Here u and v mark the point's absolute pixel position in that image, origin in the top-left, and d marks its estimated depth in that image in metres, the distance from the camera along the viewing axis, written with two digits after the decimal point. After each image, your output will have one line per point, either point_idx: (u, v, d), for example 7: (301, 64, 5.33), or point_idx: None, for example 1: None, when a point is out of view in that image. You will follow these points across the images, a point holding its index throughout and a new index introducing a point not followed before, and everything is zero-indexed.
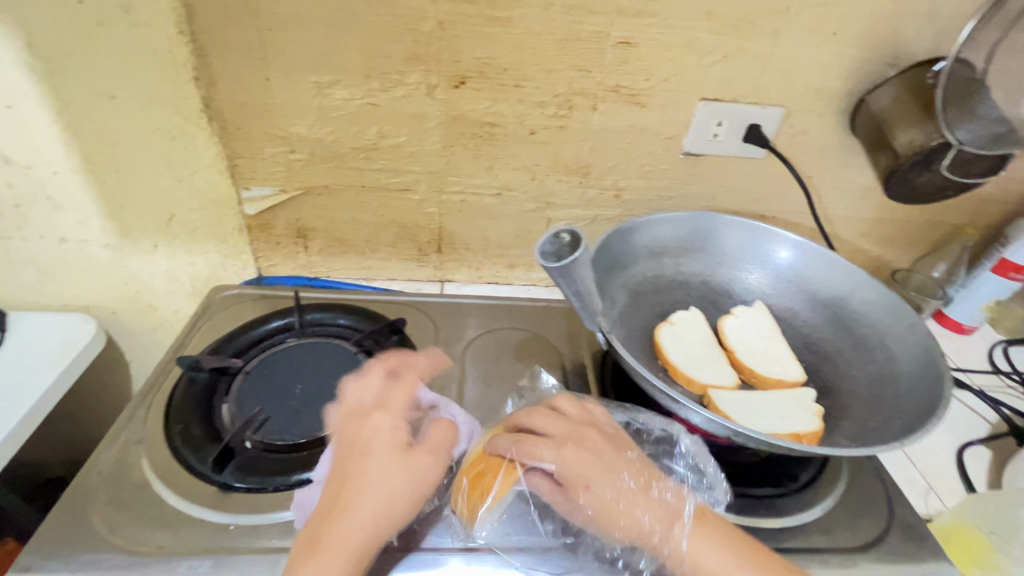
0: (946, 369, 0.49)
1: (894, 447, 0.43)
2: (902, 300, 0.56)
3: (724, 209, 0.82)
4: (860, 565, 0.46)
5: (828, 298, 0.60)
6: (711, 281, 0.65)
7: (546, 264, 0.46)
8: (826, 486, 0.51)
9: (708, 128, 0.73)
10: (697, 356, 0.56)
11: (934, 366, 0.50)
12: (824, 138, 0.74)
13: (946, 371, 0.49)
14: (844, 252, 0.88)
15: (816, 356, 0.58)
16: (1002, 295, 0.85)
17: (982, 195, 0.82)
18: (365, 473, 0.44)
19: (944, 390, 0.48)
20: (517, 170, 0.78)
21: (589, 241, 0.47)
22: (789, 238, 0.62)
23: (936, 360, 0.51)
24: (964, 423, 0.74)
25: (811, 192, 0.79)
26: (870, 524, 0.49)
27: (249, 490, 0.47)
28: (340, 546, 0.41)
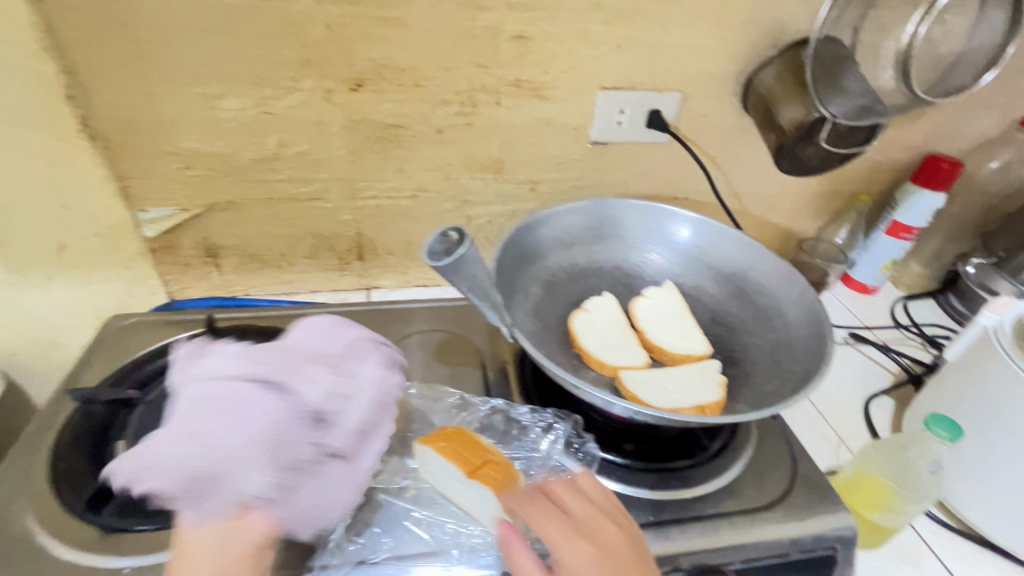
0: (830, 328, 0.52)
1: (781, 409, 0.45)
2: (791, 268, 0.59)
3: (639, 193, 0.84)
4: (764, 523, 0.47)
5: (729, 272, 0.63)
6: (620, 264, 0.66)
7: (433, 263, 0.46)
8: (736, 452, 0.53)
9: (612, 116, 0.75)
10: (610, 340, 0.58)
11: (820, 327, 0.53)
12: (722, 119, 0.78)
13: (831, 331, 0.52)
14: (755, 226, 0.92)
15: (722, 328, 0.61)
16: (896, 254, 0.92)
17: (870, 163, 0.88)
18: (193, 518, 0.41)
19: (827, 348, 0.51)
20: (429, 170, 0.77)
21: (473, 237, 0.46)
22: (688, 217, 0.64)
23: (823, 320, 0.53)
24: (869, 377, 0.80)
25: (716, 172, 0.83)
26: (775, 483, 0.51)
27: (147, 529, 0.45)
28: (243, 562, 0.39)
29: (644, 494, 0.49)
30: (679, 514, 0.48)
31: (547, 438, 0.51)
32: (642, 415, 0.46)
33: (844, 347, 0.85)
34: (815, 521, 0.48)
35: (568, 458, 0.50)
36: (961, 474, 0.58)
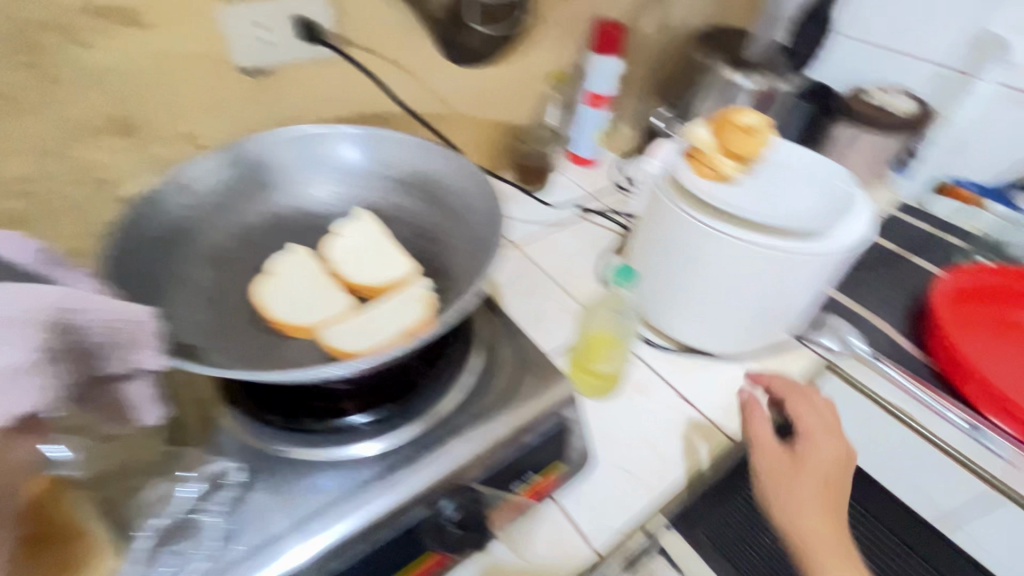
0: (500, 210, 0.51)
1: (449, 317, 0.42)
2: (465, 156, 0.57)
3: (332, 120, 0.74)
4: (489, 425, 0.47)
5: (414, 179, 0.59)
6: (304, 207, 0.58)
7: None
8: (462, 366, 0.52)
9: (251, 34, 0.62)
10: (304, 296, 0.50)
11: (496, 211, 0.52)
12: (387, 16, 0.69)
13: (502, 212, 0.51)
14: (472, 126, 0.90)
15: (427, 241, 0.57)
16: (602, 124, 0.99)
17: (554, 39, 0.89)
18: None
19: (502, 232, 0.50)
20: (18, 152, 0.56)
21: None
22: (349, 132, 0.58)
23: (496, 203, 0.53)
24: (599, 242, 0.87)
25: (406, 78, 0.76)
26: (502, 380, 0.52)
27: None
28: None
29: (370, 447, 0.45)
30: (407, 452, 0.45)
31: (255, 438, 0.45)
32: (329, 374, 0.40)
33: (578, 222, 0.91)
34: (537, 402, 0.49)
35: (284, 446, 0.45)
36: (666, 304, 0.67)
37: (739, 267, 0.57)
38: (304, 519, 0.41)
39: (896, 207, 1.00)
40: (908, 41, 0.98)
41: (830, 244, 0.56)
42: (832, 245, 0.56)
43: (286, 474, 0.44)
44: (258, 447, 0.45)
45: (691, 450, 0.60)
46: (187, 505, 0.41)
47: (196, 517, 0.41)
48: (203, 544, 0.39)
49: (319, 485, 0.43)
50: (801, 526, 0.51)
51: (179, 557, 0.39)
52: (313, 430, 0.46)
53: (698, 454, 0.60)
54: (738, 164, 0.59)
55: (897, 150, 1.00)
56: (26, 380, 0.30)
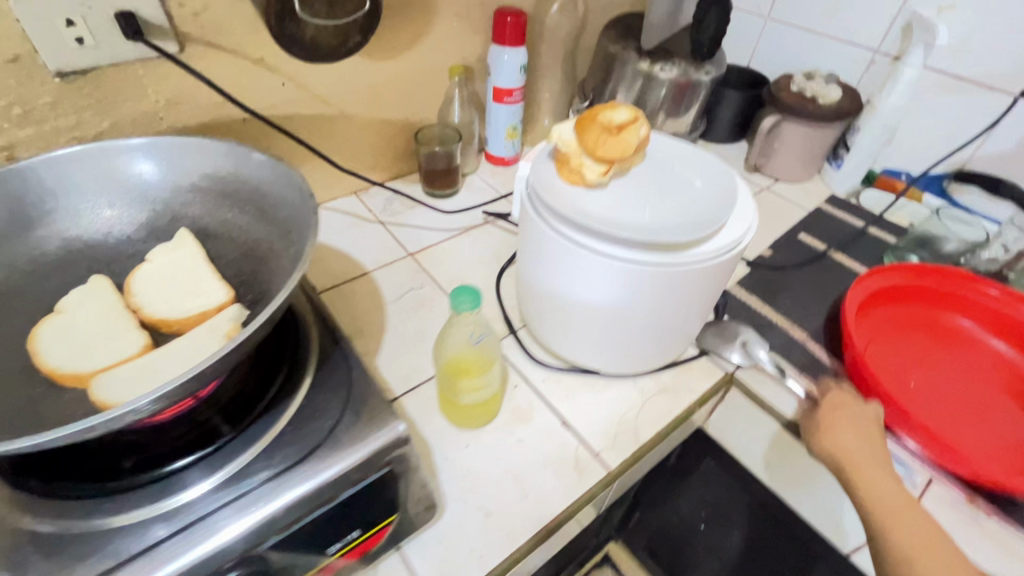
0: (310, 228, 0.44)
1: (204, 363, 0.35)
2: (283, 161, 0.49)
3: (185, 126, 0.67)
4: (293, 479, 0.42)
5: (235, 190, 0.52)
6: (106, 235, 0.52)
7: None
8: (278, 407, 0.46)
9: (58, 33, 0.54)
10: (88, 337, 0.44)
11: (308, 227, 0.46)
12: (234, 8, 0.62)
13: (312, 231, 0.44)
14: (365, 127, 0.83)
15: (255, 261, 0.51)
16: (514, 120, 0.92)
17: (452, 30, 0.81)
18: None
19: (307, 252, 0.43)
20: None
21: None
22: (147, 142, 0.50)
23: (309, 217, 0.46)
24: (502, 249, 0.81)
25: (271, 77, 0.69)
26: (323, 422, 0.45)
27: None
28: None
29: (144, 513, 0.39)
30: (191, 517, 0.39)
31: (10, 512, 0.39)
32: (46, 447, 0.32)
33: (484, 228, 0.85)
34: (357, 448, 0.44)
35: (43, 517, 0.39)
36: (548, 319, 0.61)
37: (620, 281, 0.51)
38: None
39: (828, 202, 0.95)
40: (835, 25, 0.92)
41: (701, 254, 0.50)
42: (704, 255, 0.49)
43: (39, 549, 0.37)
44: (11, 520, 0.39)
45: (565, 486, 0.54)
46: None
47: None
48: None
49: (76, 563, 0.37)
50: (841, 458, 0.55)
51: None
52: (77, 496, 0.39)
53: (572, 491, 0.54)
54: (607, 168, 0.51)
55: (829, 141, 0.94)
56: None
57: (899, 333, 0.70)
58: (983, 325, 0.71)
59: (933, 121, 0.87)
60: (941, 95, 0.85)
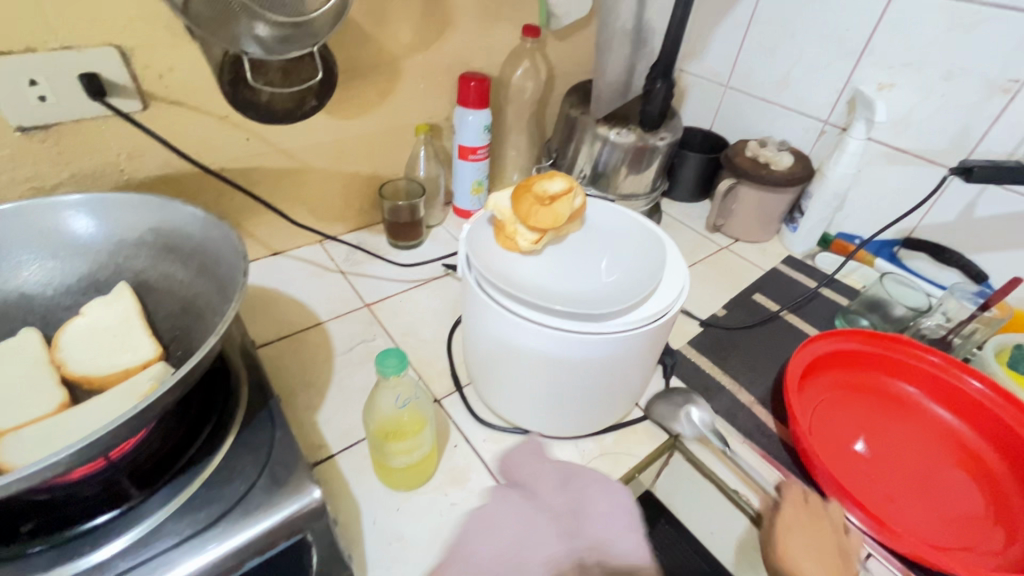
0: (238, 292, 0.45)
1: (97, 430, 0.35)
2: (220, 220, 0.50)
3: (146, 177, 0.69)
4: (197, 548, 0.41)
5: (174, 244, 0.53)
6: (37, 285, 0.51)
7: None
8: (194, 467, 0.45)
9: (23, 91, 0.56)
10: (7, 395, 0.44)
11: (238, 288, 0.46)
12: (200, 70, 0.65)
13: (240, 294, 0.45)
14: (330, 180, 0.85)
15: (192, 316, 0.52)
16: (479, 176, 0.95)
17: (418, 91, 0.86)
18: None
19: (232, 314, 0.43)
20: None
21: None
22: (84, 198, 0.51)
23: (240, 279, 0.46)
24: (459, 302, 0.82)
25: (236, 133, 0.72)
26: (237, 484, 0.45)
27: None
28: None
29: None
30: None
31: None
32: None
33: (443, 280, 0.86)
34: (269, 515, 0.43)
35: None
36: (488, 379, 0.61)
37: (547, 348, 0.51)
38: None
39: (785, 263, 0.97)
40: (788, 95, 0.97)
41: (625, 322, 0.50)
42: (627, 324, 0.50)
43: None
44: None
45: None
46: None
47: None
48: None
49: None
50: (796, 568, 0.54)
51: None
52: None
53: None
54: (539, 236, 0.54)
55: (785, 205, 0.97)
56: None
57: (843, 399, 0.70)
58: (929, 394, 0.71)
59: (882, 189, 0.91)
60: (888, 166, 0.89)
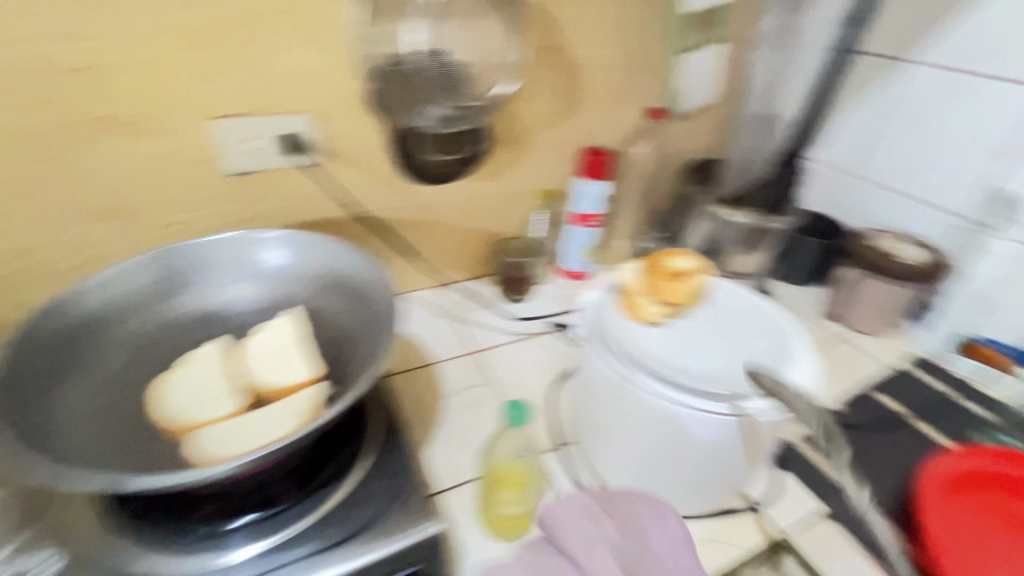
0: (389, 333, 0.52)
1: (282, 438, 0.42)
2: (378, 265, 0.59)
3: (311, 221, 0.80)
4: (332, 560, 0.46)
5: (335, 280, 0.62)
6: (228, 298, 0.61)
7: None
8: (332, 484, 0.50)
9: (240, 145, 0.70)
10: (198, 396, 0.52)
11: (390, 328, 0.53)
12: (369, 135, 0.77)
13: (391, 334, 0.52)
14: (455, 234, 0.94)
15: (339, 342, 0.59)
16: (588, 241, 0.98)
17: (542, 161, 0.93)
18: None
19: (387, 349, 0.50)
20: (23, 229, 0.65)
21: None
22: (276, 236, 0.62)
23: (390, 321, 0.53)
24: (558, 361, 0.84)
25: (387, 188, 0.82)
26: (365, 509, 0.49)
27: None
28: None
29: (205, 563, 0.45)
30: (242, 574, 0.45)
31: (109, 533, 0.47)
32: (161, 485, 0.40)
33: (547, 337, 0.88)
34: (393, 540, 0.47)
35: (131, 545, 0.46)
36: (596, 443, 0.62)
37: (659, 418, 0.52)
38: None
39: (915, 362, 0.89)
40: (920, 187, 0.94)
41: (754, 410, 0.50)
42: (756, 409, 0.50)
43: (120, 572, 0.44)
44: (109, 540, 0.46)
45: None
46: None
47: None
48: None
49: None
50: None
51: None
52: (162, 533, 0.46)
53: None
54: (666, 310, 0.58)
55: (914, 300, 0.91)
56: None
57: (995, 530, 0.61)
58: None
59: None
60: None
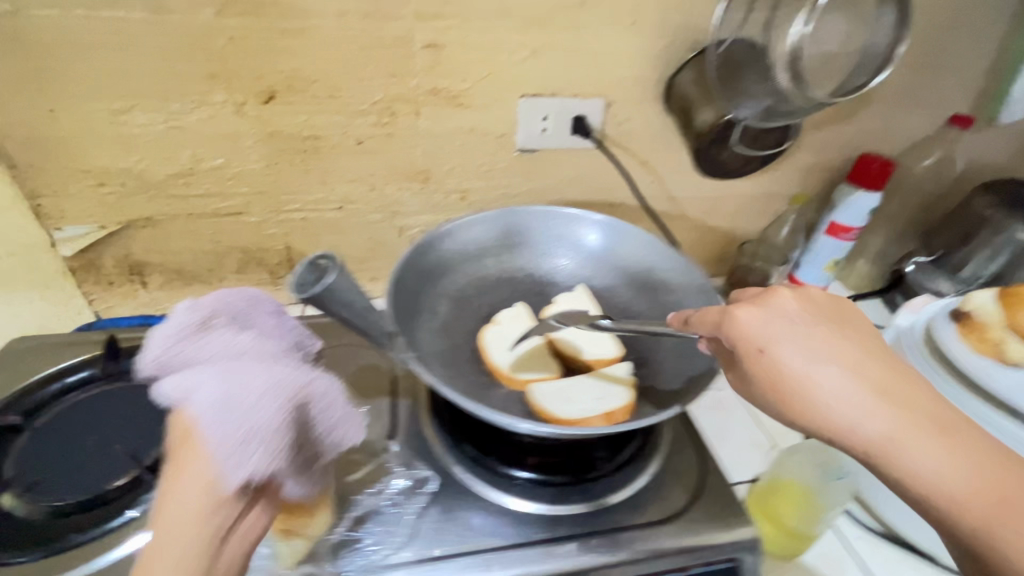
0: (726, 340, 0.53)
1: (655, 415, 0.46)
2: (695, 270, 0.62)
3: (571, 200, 0.83)
4: (658, 538, 0.47)
5: (638, 272, 0.65)
6: (530, 271, 0.66)
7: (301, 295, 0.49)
8: (641, 463, 0.53)
9: (535, 123, 0.74)
10: (523, 355, 0.57)
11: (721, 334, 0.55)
12: (649, 122, 0.77)
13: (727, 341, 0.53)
14: (695, 229, 0.91)
15: (636, 329, 0.62)
16: (839, 255, 0.90)
17: (806, 163, 0.87)
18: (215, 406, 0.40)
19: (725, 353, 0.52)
20: (353, 181, 0.76)
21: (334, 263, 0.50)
22: (595, 221, 0.66)
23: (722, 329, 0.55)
24: None
25: (648, 176, 0.82)
26: (679, 494, 0.51)
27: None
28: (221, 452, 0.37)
29: (540, 509, 0.49)
30: (574, 530, 0.48)
31: (447, 461, 0.52)
32: (546, 432, 0.46)
33: None
34: (714, 533, 0.48)
35: (472, 476, 0.51)
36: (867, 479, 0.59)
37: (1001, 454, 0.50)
38: (471, 550, 0.46)
39: None
40: None
41: None
42: None
43: (465, 499, 0.49)
44: (448, 468, 0.52)
45: None
46: (389, 494, 0.49)
47: (392, 508, 0.48)
48: (390, 532, 0.46)
49: (495, 524, 0.48)
50: None
51: (371, 534, 0.46)
52: (495, 472, 0.51)
53: None
54: None
55: None
56: (277, 403, 0.38)
57: None
58: None
59: None
60: None
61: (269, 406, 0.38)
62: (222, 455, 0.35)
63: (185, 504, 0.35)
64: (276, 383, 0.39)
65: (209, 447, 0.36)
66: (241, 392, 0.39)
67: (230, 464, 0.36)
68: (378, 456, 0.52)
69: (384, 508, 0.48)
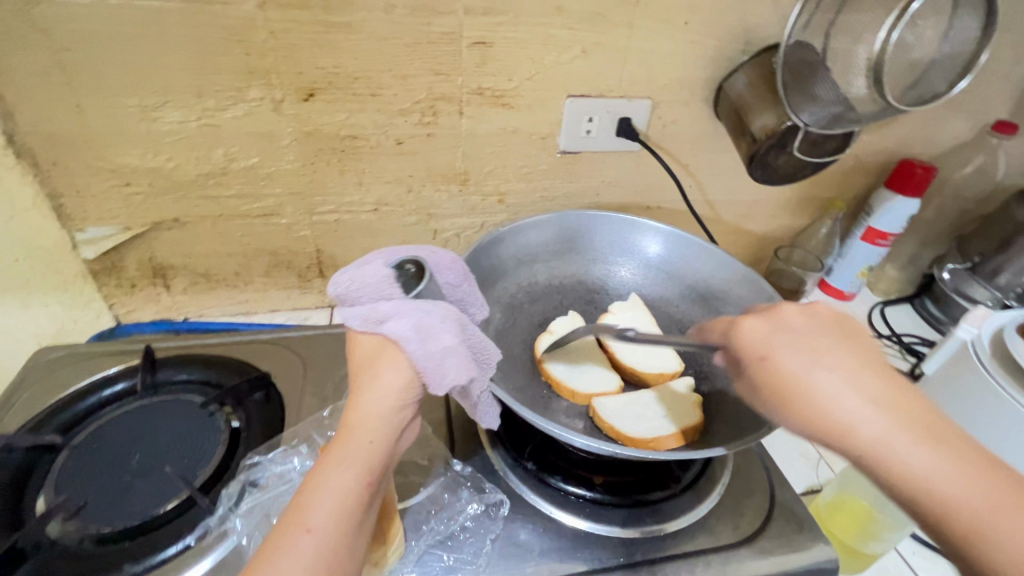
0: None
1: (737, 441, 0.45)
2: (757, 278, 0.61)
3: (610, 204, 0.81)
4: (737, 562, 0.46)
5: (695, 283, 0.65)
6: (582, 279, 0.67)
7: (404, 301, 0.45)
8: (709, 483, 0.51)
9: (580, 125, 0.72)
10: (581, 369, 0.58)
11: None
12: (694, 125, 0.75)
13: None
14: (731, 234, 0.90)
15: (692, 341, 0.63)
16: (872, 261, 0.90)
17: (846, 169, 0.86)
18: (351, 370, 0.44)
19: None
20: (390, 183, 0.73)
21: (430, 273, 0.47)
22: (655, 230, 0.65)
23: None
24: None
25: (690, 180, 0.80)
26: (752, 515, 0.50)
27: None
28: (368, 420, 0.41)
29: (614, 533, 0.47)
30: (650, 555, 0.46)
31: (510, 480, 0.50)
32: (628, 455, 0.44)
33: None
34: (792, 557, 0.47)
35: (540, 496, 0.49)
36: None
37: None
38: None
39: None
40: None
41: None
42: None
43: (534, 521, 0.47)
44: (513, 487, 0.50)
45: None
46: (460, 517, 0.47)
47: (463, 533, 0.46)
48: (462, 558, 0.44)
49: (567, 547, 0.46)
50: None
51: (443, 563, 0.44)
52: (562, 492, 0.49)
53: None
54: None
55: None
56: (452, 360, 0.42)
57: None
58: None
59: None
60: None
61: (425, 344, 0.41)
62: (431, 370, 0.41)
63: (327, 480, 0.38)
64: (431, 325, 0.42)
65: (369, 397, 0.41)
66: (375, 356, 0.42)
67: (369, 445, 0.40)
68: (441, 475, 0.50)
69: (453, 533, 0.46)
